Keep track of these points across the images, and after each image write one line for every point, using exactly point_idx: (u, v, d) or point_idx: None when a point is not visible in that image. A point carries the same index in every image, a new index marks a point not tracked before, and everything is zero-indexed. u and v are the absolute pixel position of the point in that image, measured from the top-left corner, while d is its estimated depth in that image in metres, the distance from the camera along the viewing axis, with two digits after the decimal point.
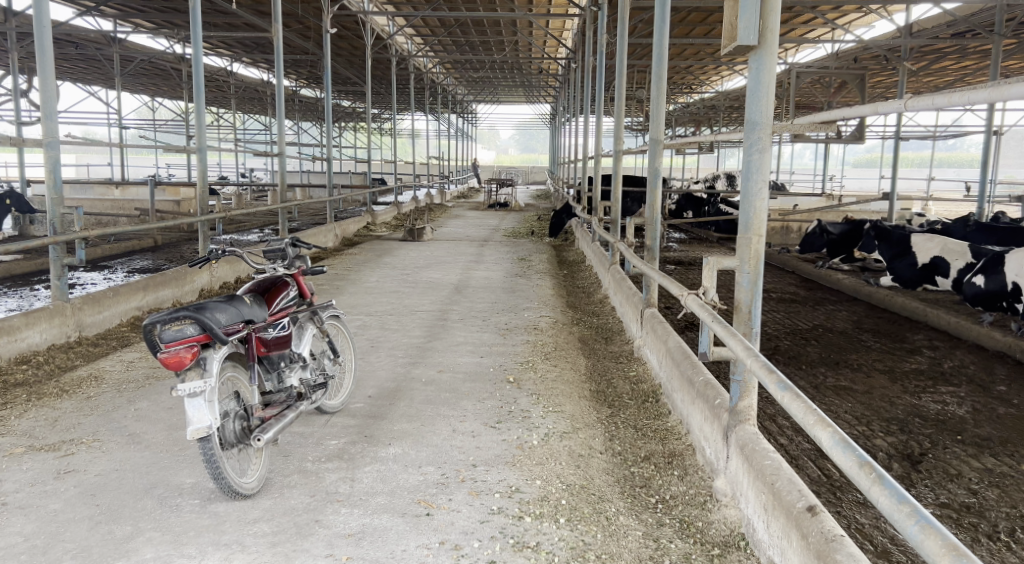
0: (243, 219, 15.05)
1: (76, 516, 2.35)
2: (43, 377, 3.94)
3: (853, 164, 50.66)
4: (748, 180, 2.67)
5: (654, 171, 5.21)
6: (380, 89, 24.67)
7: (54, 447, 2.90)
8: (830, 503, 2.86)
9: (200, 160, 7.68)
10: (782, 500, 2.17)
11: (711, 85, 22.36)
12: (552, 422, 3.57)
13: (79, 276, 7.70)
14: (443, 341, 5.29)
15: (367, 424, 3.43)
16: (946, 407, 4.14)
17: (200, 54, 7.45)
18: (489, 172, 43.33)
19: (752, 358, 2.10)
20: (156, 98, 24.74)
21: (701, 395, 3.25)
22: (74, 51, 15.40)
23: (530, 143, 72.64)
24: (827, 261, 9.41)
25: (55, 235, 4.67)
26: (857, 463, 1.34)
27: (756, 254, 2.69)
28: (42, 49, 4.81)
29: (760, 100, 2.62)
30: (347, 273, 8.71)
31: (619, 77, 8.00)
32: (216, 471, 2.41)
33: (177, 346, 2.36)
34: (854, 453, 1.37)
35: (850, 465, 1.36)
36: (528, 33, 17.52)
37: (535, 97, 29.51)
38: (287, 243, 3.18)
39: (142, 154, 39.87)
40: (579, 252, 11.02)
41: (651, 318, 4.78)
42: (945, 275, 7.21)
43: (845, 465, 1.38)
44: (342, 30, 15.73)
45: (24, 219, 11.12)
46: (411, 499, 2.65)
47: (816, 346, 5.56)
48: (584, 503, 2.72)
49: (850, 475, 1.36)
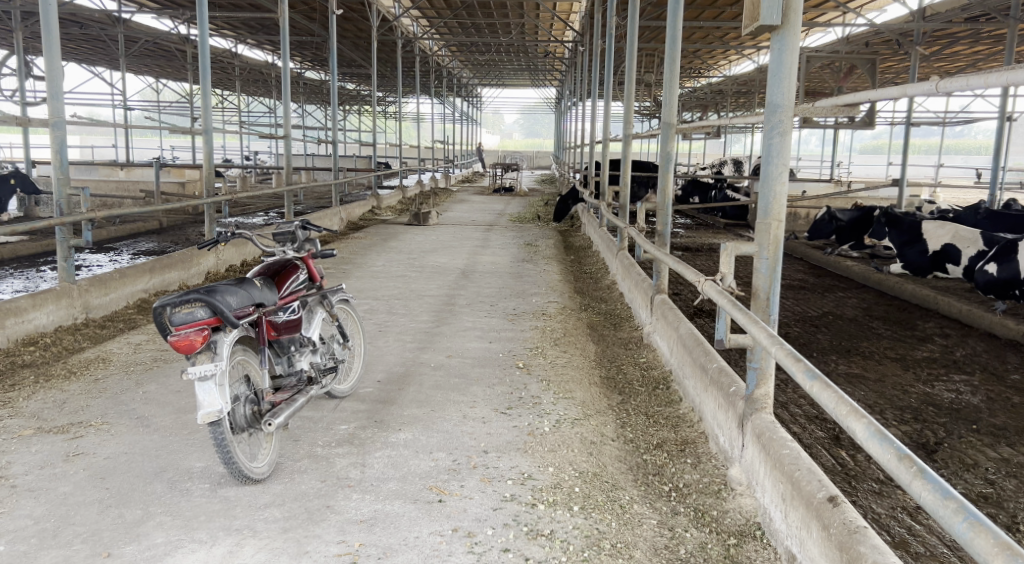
0: (248, 202, 15.01)
1: (86, 500, 2.32)
2: (51, 358, 3.93)
3: (860, 150, 50.32)
4: (768, 165, 2.60)
5: (666, 155, 5.11)
6: (385, 71, 24.49)
7: (64, 430, 2.87)
8: (845, 492, 2.82)
9: (206, 142, 7.64)
10: (802, 490, 2.13)
11: (720, 69, 22.12)
12: (564, 409, 3.54)
13: (85, 257, 7.68)
14: (450, 326, 5.25)
15: (377, 409, 3.40)
16: (960, 396, 4.09)
17: (205, 34, 7.35)
18: (495, 157, 43.19)
19: (774, 345, 2.05)
20: (160, 80, 24.62)
21: (714, 381, 3.21)
22: (79, 31, 15.28)
23: (536, 127, 72.11)
24: (836, 248, 9.32)
25: (61, 216, 4.62)
26: (896, 456, 1.31)
27: (775, 240, 2.63)
28: (47, 28, 4.75)
29: (782, 80, 2.54)
30: (352, 256, 8.68)
31: (629, 58, 7.83)
32: (227, 455, 2.38)
33: (188, 329, 2.32)
34: (892, 445, 1.33)
35: (887, 458, 1.32)
36: (535, 15, 17.33)
37: (541, 80, 29.27)
38: (296, 226, 3.14)
39: (147, 136, 39.84)
40: (585, 237, 10.98)
41: (662, 305, 4.73)
42: (956, 263, 7.15)
43: (881, 457, 1.34)
44: (348, 11, 15.58)
45: (30, 200, 11.10)
46: (423, 485, 2.62)
47: (827, 333, 5.50)
48: (598, 490, 2.69)
49: (888, 469, 1.32)
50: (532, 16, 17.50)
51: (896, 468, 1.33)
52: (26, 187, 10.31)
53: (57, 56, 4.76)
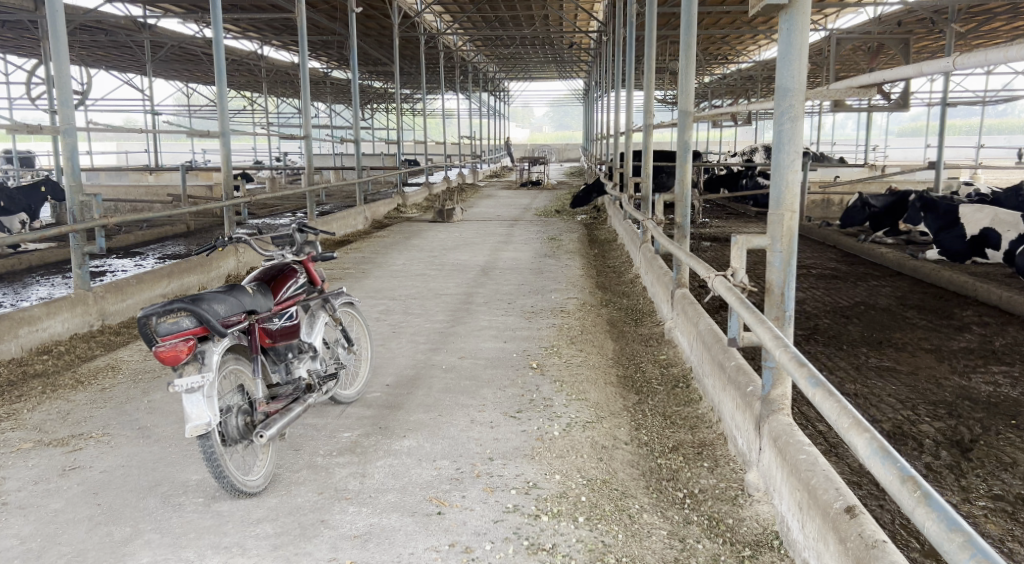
0: (274, 204, 15.13)
1: (76, 517, 2.31)
2: (62, 367, 3.94)
3: (895, 134, 49.16)
4: (778, 153, 2.45)
5: (683, 145, 4.94)
6: (410, 68, 24.49)
7: (63, 442, 2.88)
8: (872, 496, 2.64)
9: (224, 144, 7.62)
10: (818, 499, 1.98)
11: (749, 54, 21.63)
12: (576, 411, 3.41)
13: (110, 263, 7.77)
14: (466, 325, 5.16)
15: (383, 415, 3.32)
16: (999, 388, 3.86)
17: (219, 37, 7.30)
18: (524, 151, 43.04)
19: (781, 349, 1.88)
20: (190, 85, 24.97)
21: (733, 379, 3.05)
22: (106, 39, 15.55)
23: (565, 119, 71.74)
24: (870, 235, 8.97)
25: (73, 222, 4.62)
26: (899, 477, 1.14)
27: (790, 230, 2.47)
28: (55, 36, 4.76)
29: (792, 63, 2.38)
30: (373, 256, 8.63)
31: (649, 46, 7.56)
32: (217, 469, 2.32)
33: (174, 339, 2.25)
34: (895, 464, 1.17)
35: (888, 480, 1.16)
36: (558, 6, 17.16)
37: (568, 72, 28.95)
38: (295, 229, 3.09)
39: (181, 141, 40.67)
40: (610, 230, 10.77)
41: (682, 300, 4.56)
42: (996, 247, 6.86)
43: (883, 479, 1.19)
44: (369, 9, 15.61)
45: (61, 206, 11.28)
46: (423, 496, 2.53)
47: (858, 324, 5.27)
48: (606, 499, 2.56)
49: (891, 490, 1.16)
50: (554, 7, 17.27)
51: (899, 491, 1.16)
52: (57, 194, 10.48)
53: (65, 61, 4.76)
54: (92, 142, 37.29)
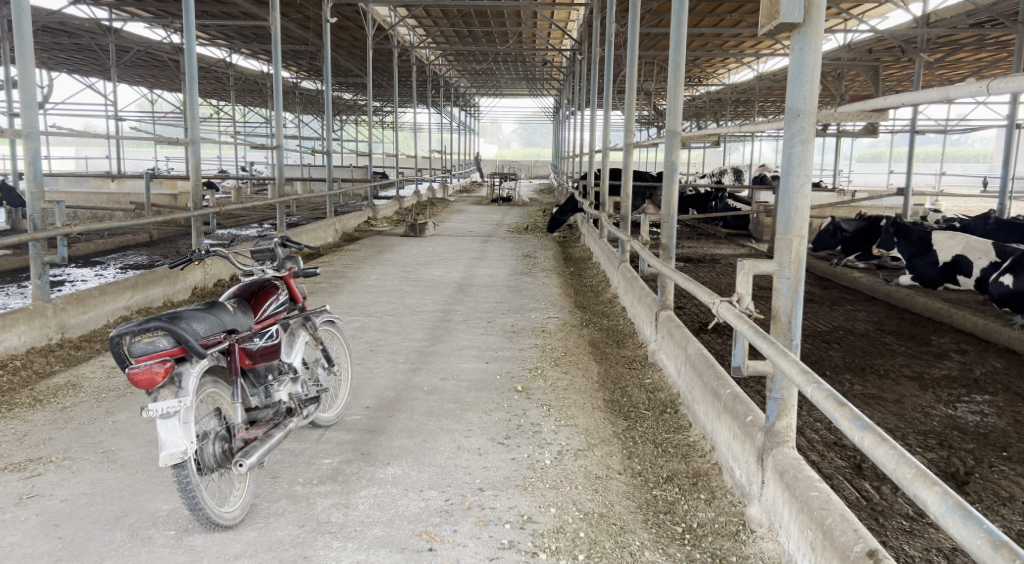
0: (240, 213, 14.79)
1: (35, 552, 2.11)
2: (19, 383, 3.69)
3: (855, 159, 50.47)
4: (788, 176, 2.37)
5: (671, 165, 4.88)
6: (382, 81, 24.31)
7: (19, 468, 2.65)
8: (873, 531, 2.56)
9: (193, 151, 7.35)
10: (836, 541, 1.89)
11: (719, 77, 21.96)
12: (566, 438, 3.28)
13: (69, 272, 7.45)
14: (446, 344, 5.01)
15: (365, 440, 3.15)
16: (984, 418, 3.84)
17: (191, 42, 7.04)
18: (493, 166, 43.14)
19: (808, 382, 1.80)
20: (155, 91, 24.43)
21: (729, 409, 2.95)
22: (70, 41, 15.11)
23: (534, 136, 72.56)
24: (842, 259, 9.07)
25: (33, 230, 4.33)
26: (991, 543, 1.08)
27: (798, 256, 2.39)
28: (20, 36, 4.51)
29: (805, 83, 2.32)
30: (344, 270, 8.41)
31: (630, 65, 7.45)
32: (193, 501, 2.14)
33: (149, 361, 2.07)
34: (984, 528, 1.10)
35: (977, 545, 1.09)
36: (532, 24, 17.21)
37: (539, 89, 29.07)
38: (277, 243, 2.90)
39: (143, 149, 39.73)
40: (585, 249, 10.73)
41: (668, 322, 4.48)
42: (968, 275, 6.91)
43: (968, 543, 1.12)
44: (343, 20, 15.43)
45: (16, 212, 10.83)
46: (412, 531, 2.37)
47: (839, 350, 5.26)
48: (604, 535, 2.44)
49: (979, 557, 1.09)
50: (529, 24, 17.32)
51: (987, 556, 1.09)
52: (13, 200, 10.07)
53: (30, 60, 4.46)
54: (50, 146, 36.33)
